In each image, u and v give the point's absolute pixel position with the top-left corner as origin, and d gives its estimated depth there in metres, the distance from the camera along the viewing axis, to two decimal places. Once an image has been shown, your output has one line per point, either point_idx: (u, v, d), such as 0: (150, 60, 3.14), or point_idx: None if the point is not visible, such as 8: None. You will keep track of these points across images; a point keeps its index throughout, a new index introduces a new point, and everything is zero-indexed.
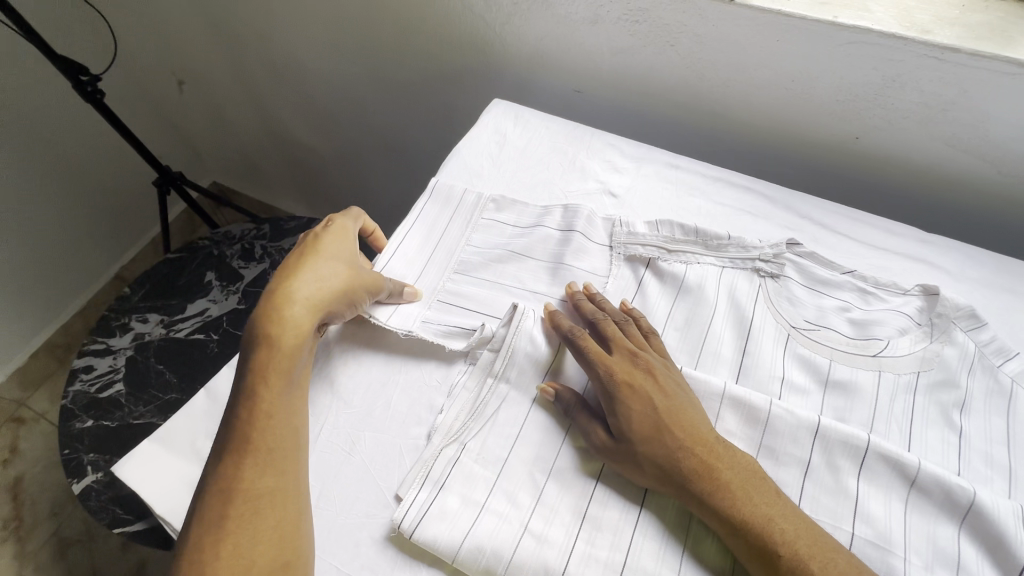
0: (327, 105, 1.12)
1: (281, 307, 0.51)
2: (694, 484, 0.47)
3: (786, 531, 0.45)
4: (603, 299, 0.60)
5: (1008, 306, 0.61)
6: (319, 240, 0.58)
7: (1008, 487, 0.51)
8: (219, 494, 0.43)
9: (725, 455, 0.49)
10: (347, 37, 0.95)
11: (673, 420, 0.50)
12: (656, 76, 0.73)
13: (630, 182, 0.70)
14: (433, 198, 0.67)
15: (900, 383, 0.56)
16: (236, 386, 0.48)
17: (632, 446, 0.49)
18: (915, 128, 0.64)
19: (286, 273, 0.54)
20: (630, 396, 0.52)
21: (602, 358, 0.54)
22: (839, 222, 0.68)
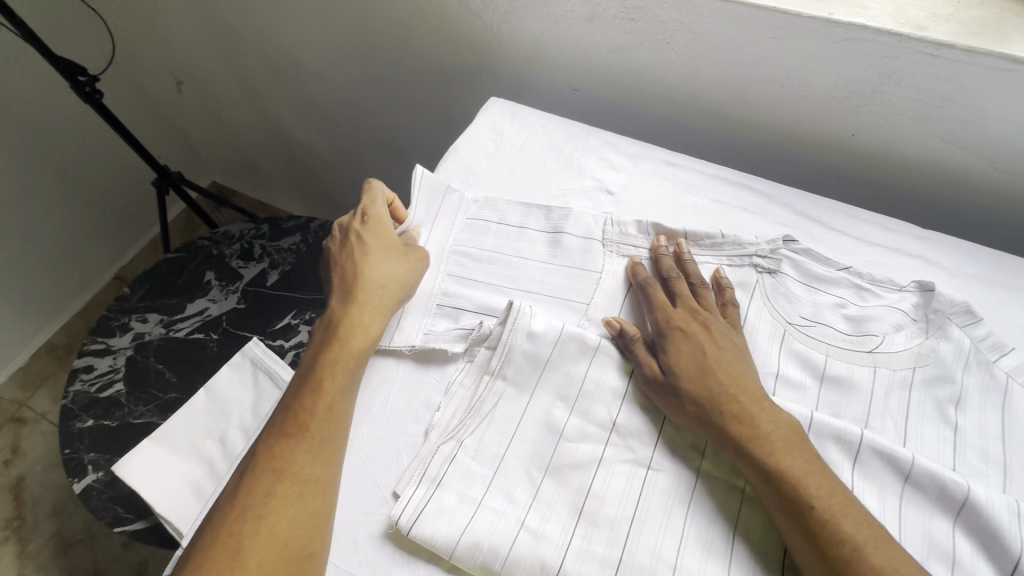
0: (325, 100, 1.16)
1: (351, 313, 0.56)
2: (733, 425, 0.47)
3: (820, 486, 0.44)
4: (690, 258, 0.59)
5: (1003, 302, 0.57)
6: (367, 238, 0.61)
7: (1004, 482, 0.48)
8: (271, 472, 0.47)
9: (769, 409, 0.48)
10: (342, 31, 0.99)
11: (720, 369, 0.50)
12: (651, 75, 0.74)
13: (626, 180, 0.69)
14: (421, 188, 0.64)
15: (896, 379, 0.52)
16: (304, 381, 0.53)
17: (673, 381, 0.50)
18: (912, 126, 0.64)
19: (348, 277, 0.59)
20: (682, 340, 0.53)
21: (664, 307, 0.55)
22: (836, 219, 0.65)
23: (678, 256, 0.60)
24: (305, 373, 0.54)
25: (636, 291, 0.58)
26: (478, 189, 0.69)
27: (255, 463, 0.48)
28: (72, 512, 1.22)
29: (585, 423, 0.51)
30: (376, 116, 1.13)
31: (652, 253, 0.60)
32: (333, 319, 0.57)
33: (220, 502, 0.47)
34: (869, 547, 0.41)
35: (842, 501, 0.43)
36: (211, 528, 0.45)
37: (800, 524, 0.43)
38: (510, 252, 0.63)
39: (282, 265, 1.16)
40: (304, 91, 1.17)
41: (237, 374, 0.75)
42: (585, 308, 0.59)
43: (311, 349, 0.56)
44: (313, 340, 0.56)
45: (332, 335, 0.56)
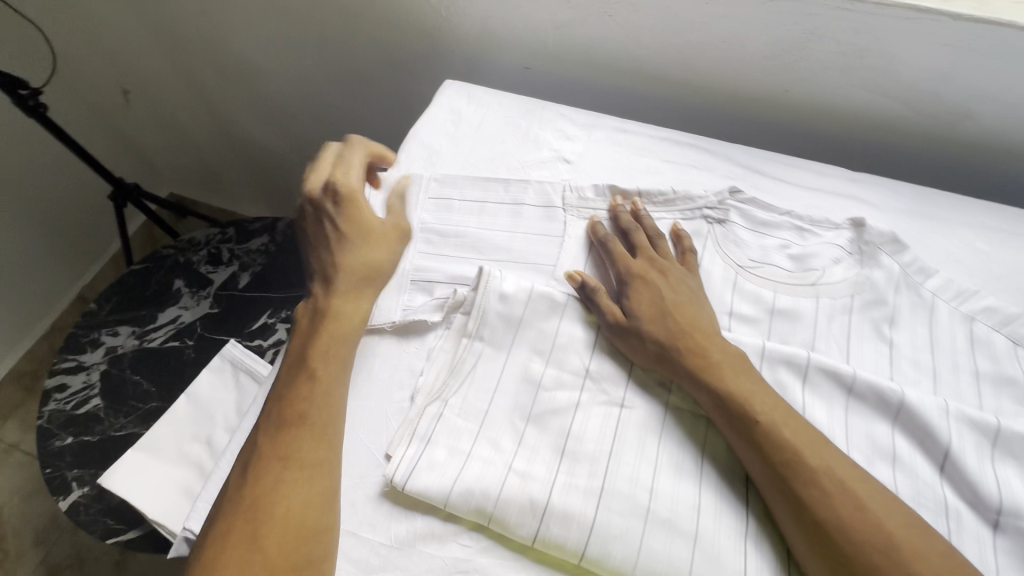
0: (282, 99, 1.17)
1: (336, 304, 0.56)
2: (683, 359, 0.52)
3: (767, 404, 0.49)
4: (647, 214, 0.64)
5: (928, 229, 0.63)
6: (353, 226, 0.59)
7: (935, 387, 0.54)
8: (279, 461, 0.47)
9: (718, 343, 0.53)
10: (294, 29, 1.00)
11: (675, 311, 0.55)
12: (597, 47, 0.78)
13: (582, 149, 0.72)
14: (374, 188, 0.69)
15: (836, 306, 0.58)
16: (294, 374, 0.52)
17: (633, 326, 0.55)
18: (838, 78, 0.69)
19: (330, 267, 0.58)
20: (644, 286, 0.58)
21: (625, 259, 0.60)
22: (777, 168, 0.69)
23: (635, 213, 0.64)
24: (294, 366, 0.53)
25: (597, 245, 0.62)
26: (441, 168, 0.72)
27: (261, 453, 0.48)
28: (58, 538, 1.20)
29: (561, 372, 0.55)
30: (334, 111, 1.14)
31: (612, 211, 0.64)
32: (316, 310, 0.56)
33: (229, 490, 0.48)
34: (806, 450, 0.46)
35: (783, 414, 0.48)
36: (223, 519, 0.46)
37: (765, 457, 0.47)
38: (478, 224, 0.66)
39: (252, 266, 1.16)
40: (258, 91, 1.17)
41: (219, 378, 0.78)
42: (551, 269, 0.62)
43: (295, 340, 0.55)
44: (297, 331, 0.56)
45: (314, 327, 0.55)
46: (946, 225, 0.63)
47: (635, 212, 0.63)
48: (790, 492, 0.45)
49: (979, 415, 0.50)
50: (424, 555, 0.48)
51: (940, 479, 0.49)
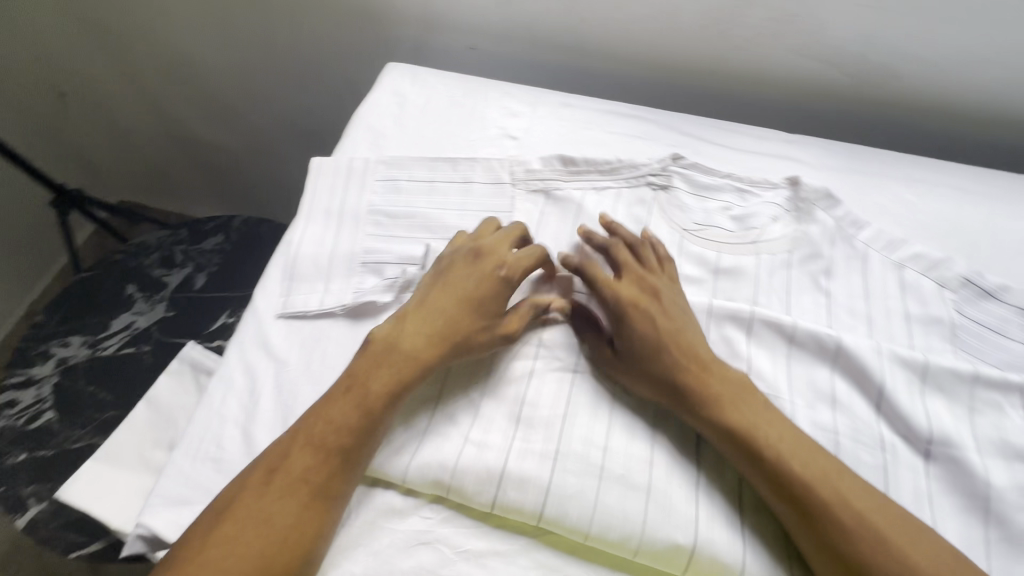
0: (224, 91, 1.13)
1: (415, 342, 0.51)
2: (690, 401, 0.49)
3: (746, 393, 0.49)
4: (619, 227, 0.60)
5: (860, 184, 0.66)
6: (482, 291, 0.54)
7: (870, 332, 0.56)
8: (307, 484, 0.45)
9: (718, 371, 0.50)
10: (233, 14, 0.97)
11: (672, 342, 0.52)
12: (538, 23, 0.78)
13: (528, 125, 0.73)
14: (319, 175, 0.68)
15: (776, 261, 0.60)
16: (348, 400, 0.48)
17: (629, 366, 0.52)
18: (770, 44, 0.71)
19: (431, 310, 0.53)
20: (637, 316, 0.53)
21: (611, 284, 0.55)
22: (718, 134, 0.71)
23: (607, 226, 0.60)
24: (349, 393, 0.49)
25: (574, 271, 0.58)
26: (388, 150, 0.71)
27: (286, 465, 0.45)
28: (21, 562, 1.16)
29: (515, 343, 0.55)
30: (279, 100, 1.11)
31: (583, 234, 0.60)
32: (389, 340, 0.52)
33: (244, 488, 0.45)
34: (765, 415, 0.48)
35: (736, 382, 0.50)
36: (229, 526, 0.43)
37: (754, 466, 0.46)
38: (427, 203, 0.66)
39: (208, 266, 1.13)
40: (200, 83, 1.13)
41: (177, 382, 0.79)
42: None
43: (361, 359, 0.51)
44: (366, 350, 0.52)
45: (384, 361, 0.50)
46: (876, 180, 0.66)
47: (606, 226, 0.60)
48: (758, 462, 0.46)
49: (907, 353, 0.53)
50: (385, 530, 0.48)
51: (876, 417, 0.51)
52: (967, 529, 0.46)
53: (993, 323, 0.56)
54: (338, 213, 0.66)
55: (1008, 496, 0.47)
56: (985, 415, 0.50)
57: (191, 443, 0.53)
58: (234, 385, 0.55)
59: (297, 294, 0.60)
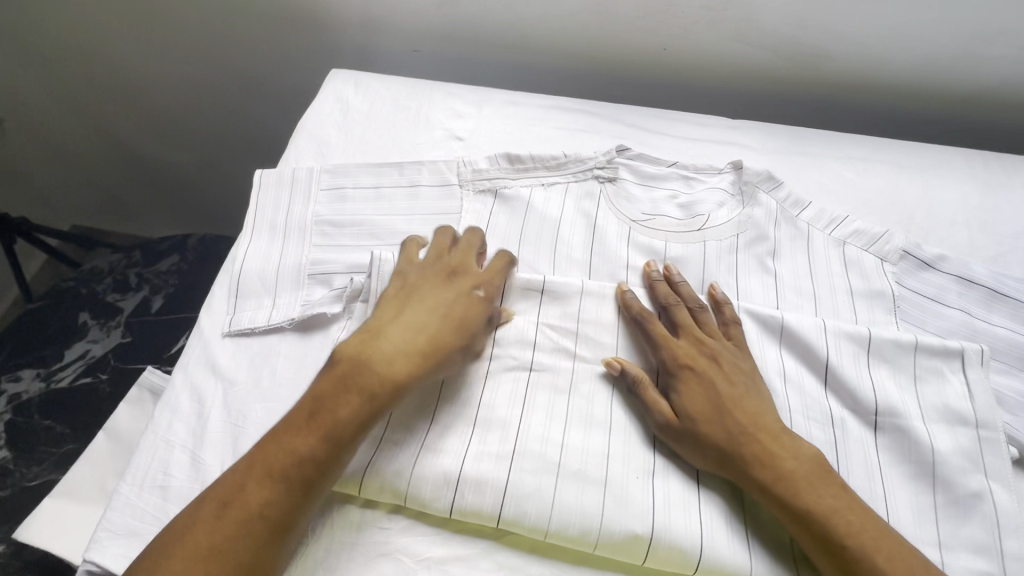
0: (166, 106, 1.10)
1: (381, 362, 0.47)
2: (756, 471, 0.46)
3: (738, 393, 0.49)
4: (682, 282, 0.57)
5: (800, 164, 0.67)
6: (459, 305, 0.52)
7: (816, 310, 0.57)
8: (262, 520, 0.42)
9: (739, 375, 0.51)
10: (169, 26, 0.95)
11: (736, 407, 0.48)
12: (477, 22, 0.78)
13: (473, 125, 0.72)
14: (263, 187, 0.66)
15: (723, 247, 0.60)
16: (314, 432, 0.45)
17: (691, 430, 0.48)
18: (706, 31, 0.72)
19: (405, 324, 0.50)
20: (693, 379, 0.50)
21: (669, 343, 0.53)
22: (662, 124, 0.72)
23: (669, 277, 0.58)
24: (313, 422, 0.45)
25: (630, 324, 0.55)
26: (332, 159, 0.70)
27: (242, 499, 0.43)
28: None
29: None
30: (224, 111, 1.08)
31: (647, 277, 0.58)
32: (359, 357, 0.47)
33: (194, 522, 0.42)
34: (727, 403, 0.49)
35: (699, 372, 0.51)
36: (179, 560, 0.41)
37: (733, 468, 0.46)
38: (373, 209, 0.65)
39: (163, 289, 1.09)
40: (140, 100, 1.10)
41: (139, 411, 0.73)
42: None
43: (323, 380, 0.47)
44: (329, 370, 0.47)
45: (353, 385, 0.46)
46: (816, 160, 0.67)
47: (671, 279, 0.57)
48: (722, 449, 0.47)
49: (852, 327, 0.53)
50: (343, 545, 0.47)
51: (826, 392, 0.52)
52: (916, 496, 0.47)
53: (931, 292, 0.57)
54: (284, 225, 0.64)
55: (951, 460, 0.48)
56: (928, 383, 0.51)
57: (137, 473, 0.50)
58: (182, 409, 0.54)
59: (244, 312, 0.59)
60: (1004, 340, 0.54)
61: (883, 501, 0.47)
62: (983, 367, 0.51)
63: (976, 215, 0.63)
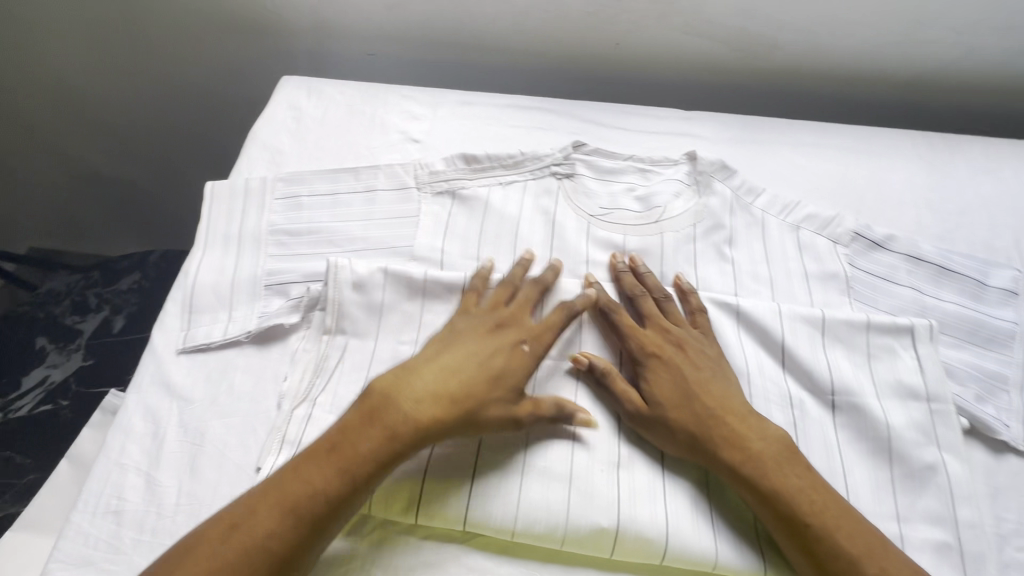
0: (111, 120, 1.06)
1: (414, 401, 0.46)
2: (727, 453, 0.46)
3: (703, 377, 0.50)
4: (647, 271, 0.58)
5: (753, 153, 0.68)
6: (500, 360, 0.50)
7: (773, 295, 0.58)
8: (266, 552, 0.40)
9: (704, 360, 0.51)
10: (109, 37, 0.92)
11: (702, 391, 0.49)
12: (430, 23, 0.77)
13: (429, 127, 0.72)
14: (214, 198, 0.65)
15: (681, 237, 0.61)
16: (334, 463, 0.43)
17: (660, 416, 0.48)
18: (657, 25, 0.72)
19: (441, 367, 0.48)
20: (660, 365, 0.51)
21: (635, 332, 0.53)
22: (617, 118, 0.72)
23: (634, 268, 0.58)
24: (334, 452, 0.43)
25: (597, 316, 0.56)
26: (287, 167, 0.69)
27: (251, 525, 0.41)
28: None
29: None
30: (172, 123, 1.05)
31: (612, 269, 0.58)
32: (391, 391, 0.46)
33: (194, 545, 0.40)
34: (691, 388, 0.49)
35: (666, 360, 0.51)
36: None
37: (701, 451, 0.47)
38: (330, 216, 0.64)
39: (126, 309, 1.03)
40: (80, 116, 1.05)
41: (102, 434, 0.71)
42: (409, 249, 0.61)
43: (352, 410, 0.46)
44: (360, 402, 0.46)
45: (381, 419, 0.45)
46: (768, 148, 0.68)
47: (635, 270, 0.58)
48: (689, 434, 0.47)
49: (806, 310, 0.54)
50: None
51: (784, 374, 0.53)
52: (875, 472, 0.48)
53: (883, 272, 0.58)
54: (238, 236, 0.63)
55: (906, 435, 0.49)
56: (882, 360, 0.52)
57: (90, 499, 0.49)
58: (136, 430, 0.52)
59: (198, 327, 0.58)
60: (953, 314, 0.56)
61: (843, 479, 0.48)
62: (932, 341, 0.52)
63: (923, 194, 0.64)
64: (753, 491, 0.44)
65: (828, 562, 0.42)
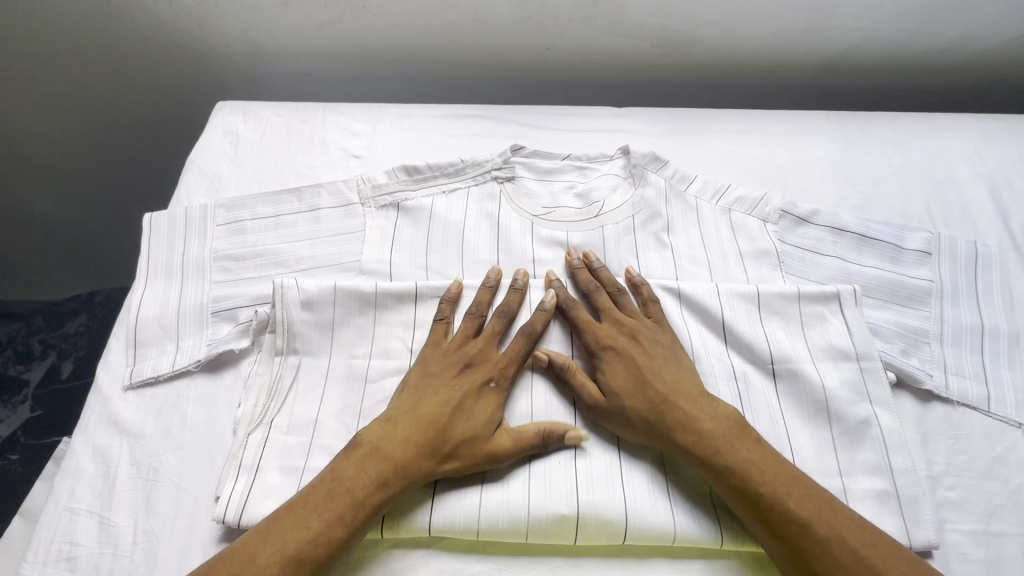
0: (42, 151, 0.98)
1: (400, 447, 0.47)
2: (680, 436, 0.48)
3: (656, 364, 0.52)
4: (601, 266, 0.59)
5: (684, 143, 0.71)
6: (472, 401, 0.50)
7: (712, 276, 0.61)
8: None
9: (656, 348, 0.53)
10: (29, 56, 0.87)
11: (656, 379, 0.51)
12: (362, 40, 0.78)
13: (369, 142, 0.72)
14: (153, 230, 0.64)
15: (621, 229, 0.63)
16: (330, 509, 0.44)
17: (616, 406, 0.50)
18: (584, 28, 0.75)
19: (418, 413, 0.49)
20: (615, 357, 0.52)
21: (591, 326, 0.54)
22: (553, 119, 0.74)
23: (589, 264, 0.59)
24: (331, 498, 0.45)
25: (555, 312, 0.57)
26: (227, 192, 0.68)
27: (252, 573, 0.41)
28: None
29: (386, 361, 0.55)
30: (102, 149, 1.00)
31: (568, 266, 0.60)
32: (381, 438, 0.47)
33: None
34: (645, 376, 0.51)
35: (620, 351, 0.53)
36: None
37: (657, 436, 0.48)
38: (275, 238, 0.63)
39: (76, 352, 0.97)
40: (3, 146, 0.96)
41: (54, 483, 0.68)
42: (357, 264, 0.62)
43: (342, 455, 0.47)
44: (349, 449, 0.47)
45: (371, 464, 0.46)
46: (698, 137, 0.71)
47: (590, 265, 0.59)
48: (645, 421, 0.49)
49: (742, 287, 0.57)
50: None
51: (726, 349, 0.55)
52: (816, 433, 0.51)
53: (811, 245, 0.62)
54: (182, 266, 0.62)
55: (841, 395, 0.52)
56: (815, 327, 0.56)
57: (40, 550, 0.47)
58: (86, 473, 0.51)
59: (145, 361, 0.57)
60: (876, 278, 0.59)
61: (787, 441, 0.50)
62: (857, 305, 0.56)
63: (841, 169, 0.69)
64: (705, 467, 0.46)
65: (779, 527, 0.44)
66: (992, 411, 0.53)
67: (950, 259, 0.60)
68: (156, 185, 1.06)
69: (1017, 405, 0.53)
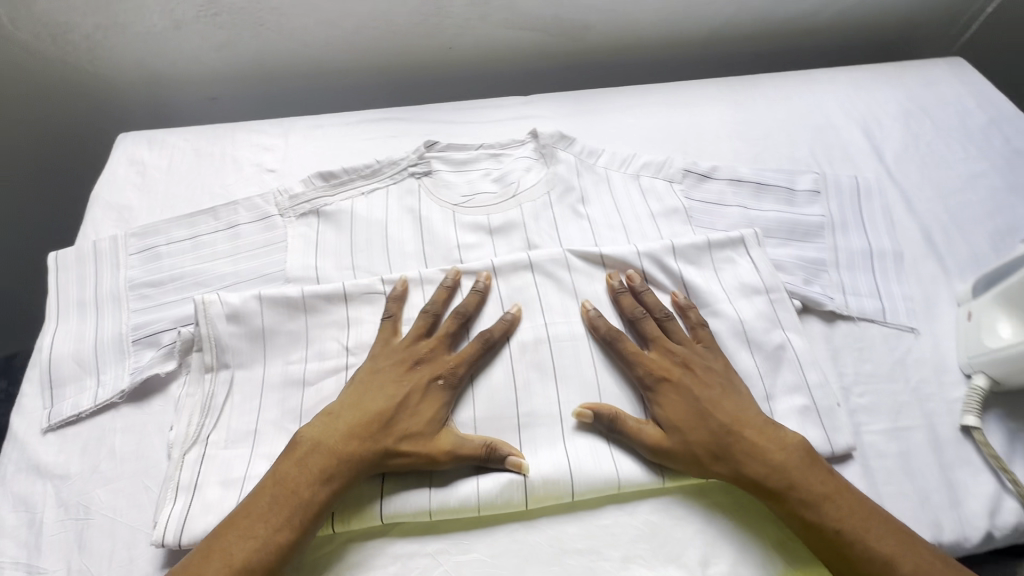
0: None
1: (342, 445, 0.46)
2: (749, 467, 0.47)
3: (714, 393, 0.50)
4: (647, 291, 0.56)
5: (588, 121, 0.75)
6: (417, 397, 0.50)
7: (629, 238, 0.64)
8: None
9: (709, 376, 0.51)
10: None
11: (716, 408, 0.49)
12: (264, 57, 0.79)
13: (283, 155, 0.72)
14: (59, 267, 0.61)
15: (539, 206, 0.65)
16: (275, 514, 0.43)
17: (676, 443, 0.48)
18: (480, 25, 0.78)
19: (360, 407, 0.49)
20: (670, 390, 0.50)
21: (641, 358, 0.52)
22: (462, 113, 0.77)
23: (633, 288, 0.57)
24: (277, 502, 0.44)
25: (601, 344, 0.54)
26: (137, 221, 0.66)
27: None
28: None
29: (322, 362, 0.54)
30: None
31: (612, 292, 0.57)
32: (321, 437, 0.47)
33: None
34: (702, 404, 0.49)
35: (677, 380, 0.50)
36: None
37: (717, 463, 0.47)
38: (193, 259, 0.62)
39: None
40: None
41: None
42: (282, 273, 0.61)
43: (282, 458, 0.46)
44: (290, 450, 0.47)
45: (314, 463, 0.46)
46: (601, 114, 0.75)
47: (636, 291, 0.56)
48: (703, 451, 0.47)
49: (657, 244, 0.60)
50: None
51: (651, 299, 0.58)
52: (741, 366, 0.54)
53: (714, 198, 0.66)
54: (95, 299, 0.60)
55: (756, 326, 0.55)
56: (727, 269, 0.59)
57: None
58: (7, 524, 0.48)
59: (63, 400, 0.54)
60: (775, 220, 0.64)
61: None
62: (759, 245, 0.60)
63: (732, 127, 0.74)
64: (780, 503, 0.46)
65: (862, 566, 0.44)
66: (889, 322, 0.58)
67: (836, 194, 0.66)
68: (61, 226, 1.00)
69: (908, 313, 0.59)
